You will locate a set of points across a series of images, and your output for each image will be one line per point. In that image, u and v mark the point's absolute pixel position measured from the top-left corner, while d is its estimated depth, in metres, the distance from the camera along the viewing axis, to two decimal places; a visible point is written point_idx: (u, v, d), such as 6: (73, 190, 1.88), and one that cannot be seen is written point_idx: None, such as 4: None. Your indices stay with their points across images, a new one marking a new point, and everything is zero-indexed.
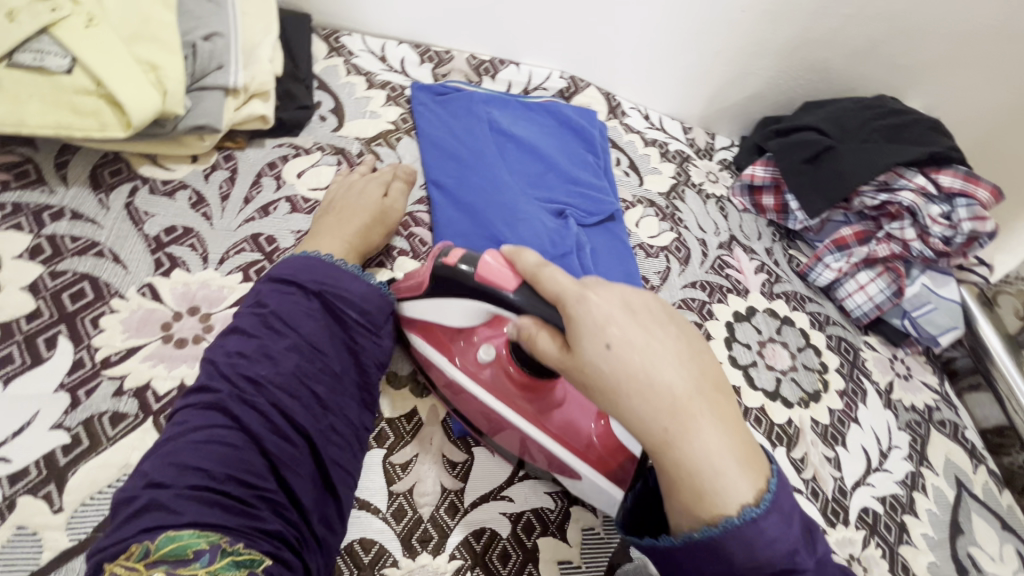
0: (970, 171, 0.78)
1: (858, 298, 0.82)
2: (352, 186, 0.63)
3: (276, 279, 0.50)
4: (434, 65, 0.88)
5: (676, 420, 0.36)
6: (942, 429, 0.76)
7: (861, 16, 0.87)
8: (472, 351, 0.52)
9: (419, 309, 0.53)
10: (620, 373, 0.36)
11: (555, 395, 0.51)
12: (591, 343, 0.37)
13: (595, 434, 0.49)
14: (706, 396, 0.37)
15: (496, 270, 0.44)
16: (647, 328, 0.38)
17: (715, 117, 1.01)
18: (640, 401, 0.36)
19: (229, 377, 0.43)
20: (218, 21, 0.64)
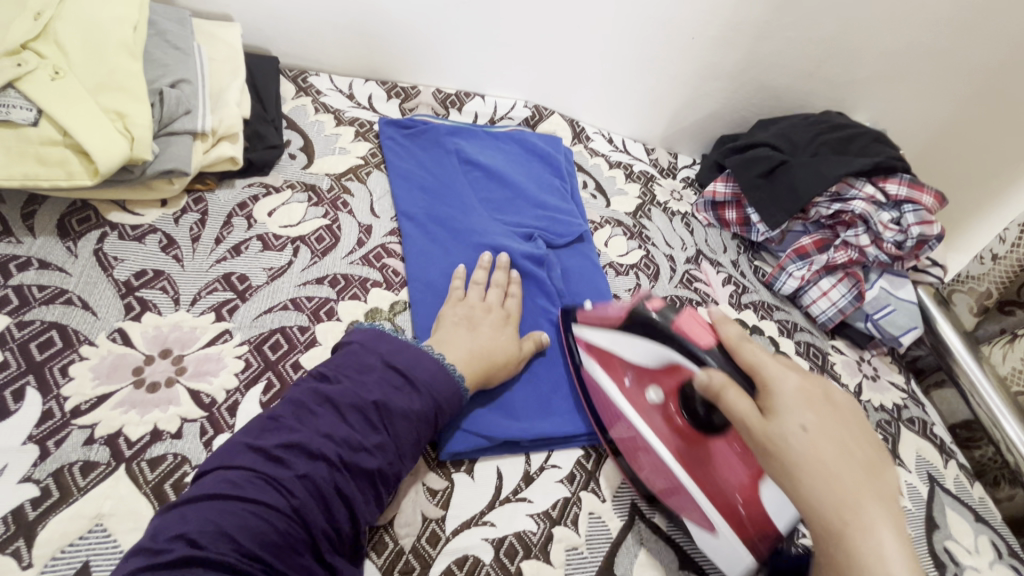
0: (913, 179, 0.83)
1: (821, 304, 0.85)
2: (490, 316, 0.62)
3: (394, 366, 0.51)
4: (401, 100, 0.91)
5: (859, 518, 0.38)
6: (912, 426, 0.79)
7: (802, 40, 0.92)
8: (640, 390, 0.58)
9: (602, 338, 0.60)
10: (804, 457, 0.40)
11: (711, 451, 0.54)
12: (789, 418, 0.42)
13: (739, 497, 0.51)
14: (892, 507, 0.39)
15: (694, 327, 0.54)
16: (835, 429, 0.41)
17: (675, 137, 1.06)
18: (824, 482, 0.39)
19: (311, 453, 0.44)
20: (185, 69, 0.65)
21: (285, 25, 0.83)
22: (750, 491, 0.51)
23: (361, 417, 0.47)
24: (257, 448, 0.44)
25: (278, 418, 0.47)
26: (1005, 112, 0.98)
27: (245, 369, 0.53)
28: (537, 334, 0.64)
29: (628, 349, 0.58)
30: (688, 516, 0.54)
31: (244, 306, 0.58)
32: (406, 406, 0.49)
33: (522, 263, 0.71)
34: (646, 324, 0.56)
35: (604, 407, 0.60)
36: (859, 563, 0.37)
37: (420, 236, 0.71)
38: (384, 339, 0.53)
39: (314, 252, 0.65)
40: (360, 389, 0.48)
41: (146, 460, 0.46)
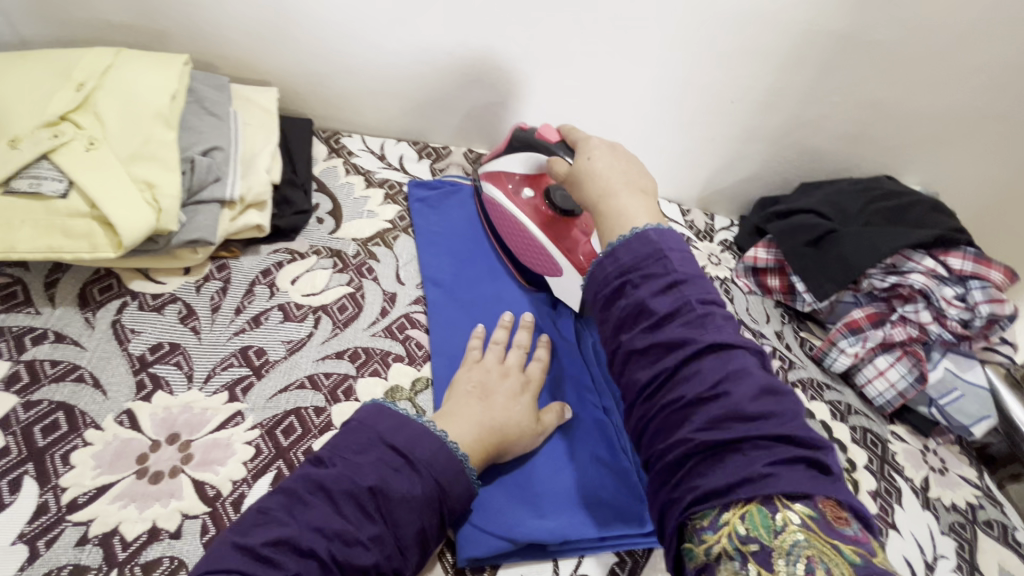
0: (979, 253, 0.77)
1: (878, 384, 0.78)
2: (508, 384, 0.58)
3: (391, 445, 0.45)
4: (432, 160, 0.90)
5: (608, 190, 0.53)
6: (990, 531, 0.70)
7: (850, 103, 0.87)
8: (519, 190, 0.73)
9: (493, 164, 0.75)
10: (586, 168, 0.56)
11: (568, 232, 0.71)
12: (582, 157, 0.58)
13: (584, 257, 0.68)
14: (645, 188, 0.54)
15: (550, 130, 0.67)
16: (616, 153, 0.56)
17: (713, 198, 1.02)
18: (597, 180, 0.55)
19: (301, 551, 0.39)
20: (218, 135, 0.65)
21: (321, 88, 0.84)
22: (591, 249, 0.68)
23: (357, 506, 0.42)
24: (244, 547, 0.39)
25: (268, 511, 0.41)
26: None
27: (254, 456, 0.50)
28: (558, 406, 0.59)
29: (513, 164, 0.72)
30: (545, 270, 0.70)
31: (259, 384, 0.55)
32: (404, 492, 0.43)
33: (557, 339, 0.68)
34: (520, 140, 0.69)
35: (494, 209, 0.74)
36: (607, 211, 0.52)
37: (445, 303, 0.68)
38: (385, 415, 0.48)
39: (336, 323, 0.62)
40: (354, 473, 0.43)
41: (140, 564, 0.42)
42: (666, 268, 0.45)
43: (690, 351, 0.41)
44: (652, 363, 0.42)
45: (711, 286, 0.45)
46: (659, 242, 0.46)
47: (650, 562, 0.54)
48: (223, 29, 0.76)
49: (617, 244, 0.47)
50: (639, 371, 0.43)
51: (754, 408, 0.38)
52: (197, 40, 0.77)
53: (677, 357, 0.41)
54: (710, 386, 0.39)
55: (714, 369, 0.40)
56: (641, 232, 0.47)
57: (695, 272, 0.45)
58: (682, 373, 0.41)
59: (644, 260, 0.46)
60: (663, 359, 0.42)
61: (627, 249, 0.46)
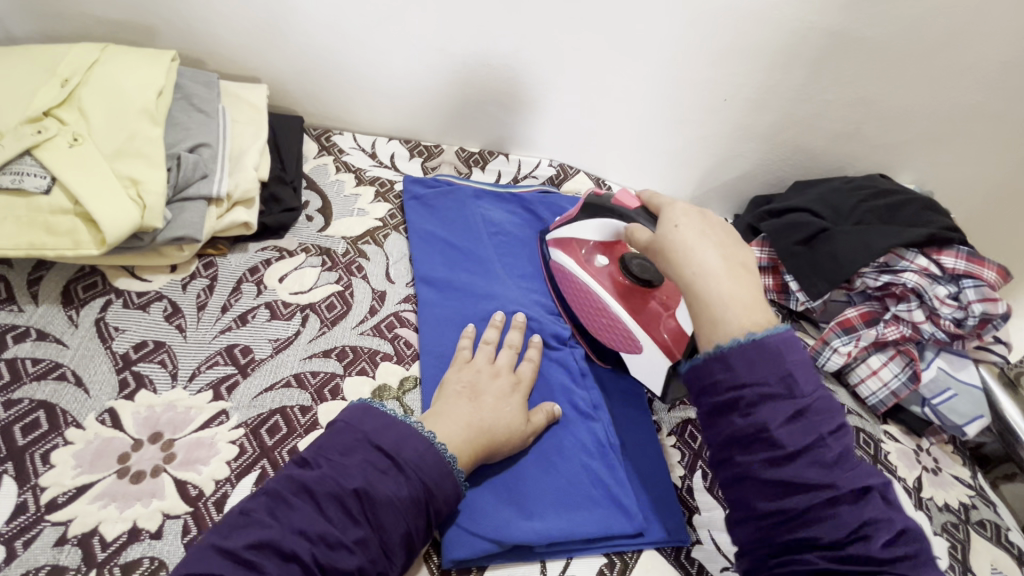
0: (972, 252, 0.76)
1: (871, 384, 0.77)
2: (497, 384, 0.57)
3: (378, 446, 0.45)
4: (423, 158, 0.90)
5: (700, 269, 0.47)
6: (983, 531, 0.69)
7: (843, 101, 0.87)
8: (592, 258, 0.69)
9: (564, 230, 0.70)
10: (677, 244, 0.49)
11: (648, 303, 0.65)
12: (669, 226, 0.51)
13: (668, 335, 0.62)
14: (738, 266, 0.47)
15: (628, 196, 0.63)
16: (709, 228, 0.49)
17: (707, 197, 1.02)
18: (689, 257, 0.48)
19: (284, 554, 0.39)
20: (206, 132, 0.65)
21: (312, 86, 0.84)
22: (674, 326, 0.62)
23: (341, 508, 0.41)
24: (225, 550, 0.39)
25: (249, 513, 0.41)
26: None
27: (238, 456, 0.49)
28: (548, 406, 0.59)
29: (585, 231, 0.68)
30: (625, 346, 0.65)
31: (244, 382, 0.54)
32: (390, 494, 0.43)
33: (550, 341, 0.67)
34: (597, 208, 0.66)
35: (565, 280, 0.70)
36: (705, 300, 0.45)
37: (435, 301, 0.67)
38: (372, 415, 0.47)
39: (324, 322, 0.62)
40: (339, 475, 0.43)
41: (120, 564, 0.42)
42: (791, 391, 0.40)
43: (828, 495, 0.38)
44: (778, 497, 0.39)
45: (837, 406, 0.41)
46: (782, 354, 0.41)
47: (640, 563, 0.53)
48: (212, 26, 0.76)
49: (726, 348, 0.42)
50: (756, 497, 0.40)
51: (884, 553, 0.37)
52: (187, 37, 0.77)
53: (810, 497, 0.38)
54: (848, 531, 0.37)
55: (852, 515, 0.38)
56: (759, 338, 0.41)
57: (823, 392, 0.41)
58: (814, 513, 0.38)
59: (760, 376, 0.41)
60: (789, 495, 0.39)
61: (741, 355, 0.41)
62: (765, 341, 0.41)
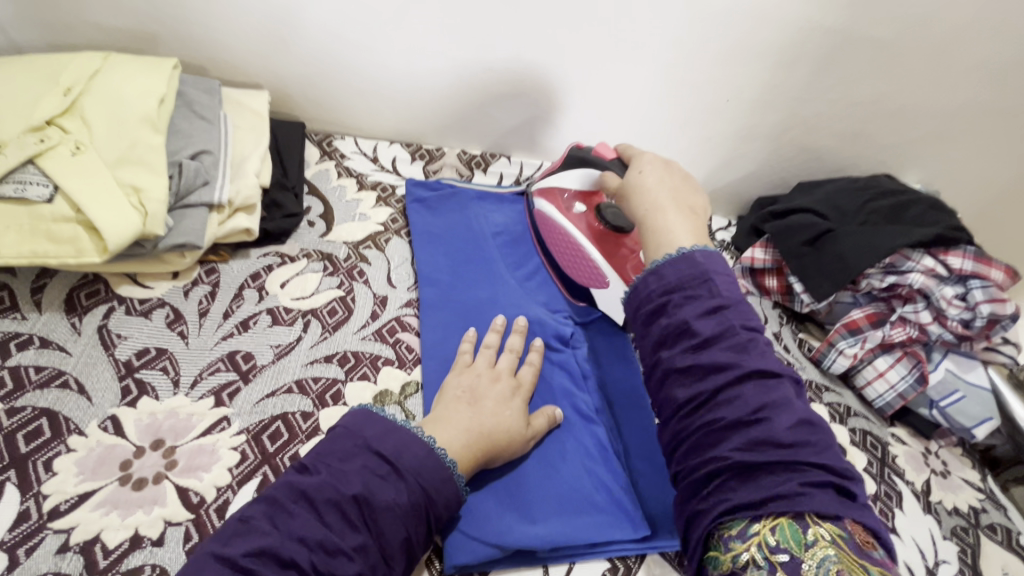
0: (980, 252, 0.75)
1: (878, 387, 0.77)
2: (499, 388, 0.57)
3: (377, 452, 0.45)
4: (425, 162, 0.89)
5: (654, 205, 0.54)
6: (993, 535, 0.68)
7: (846, 101, 0.87)
8: (571, 205, 0.71)
9: (547, 180, 0.74)
10: (637, 185, 0.57)
11: (622, 244, 0.68)
12: (634, 170, 0.59)
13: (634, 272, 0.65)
14: (688, 206, 0.55)
15: (606, 148, 0.68)
16: (666, 174, 0.57)
17: (710, 198, 1.02)
18: (645, 194, 0.55)
19: (282, 562, 0.38)
20: (207, 139, 0.65)
21: (313, 91, 0.84)
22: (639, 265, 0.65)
23: (341, 515, 0.41)
24: (224, 557, 0.38)
25: (249, 520, 0.40)
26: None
27: (240, 462, 0.49)
28: (550, 411, 0.58)
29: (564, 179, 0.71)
30: (593, 282, 0.69)
31: (246, 389, 0.54)
32: (389, 500, 0.43)
33: (552, 344, 0.66)
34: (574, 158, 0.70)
35: (546, 224, 0.74)
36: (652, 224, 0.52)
37: (437, 305, 0.67)
38: (372, 421, 0.47)
39: (325, 327, 0.62)
40: (339, 481, 0.43)
41: (121, 572, 0.42)
42: (711, 292, 0.45)
43: (734, 374, 0.41)
44: (693, 383, 0.43)
45: (752, 312, 0.46)
46: (705, 264, 0.46)
47: (642, 568, 0.53)
48: (215, 34, 0.76)
49: (660, 262, 0.47)
50: (676, 389, 0.43)
51: (788, 435, 0.39)
52: (188, 44, 0.77)
53: (720, 379, 0.42)
54: (751, 410, 0.40)
55: (755, 396, 0.41)
56: (687, 251, 0.47)
57: (740, 296, 0.46)
58: (722, 395, 0.41)
59: (686, 280, 0.46)
60: (702, 380, 0.42)
61: (672, 266, 0.47)
62: (693, 255, 0.47)
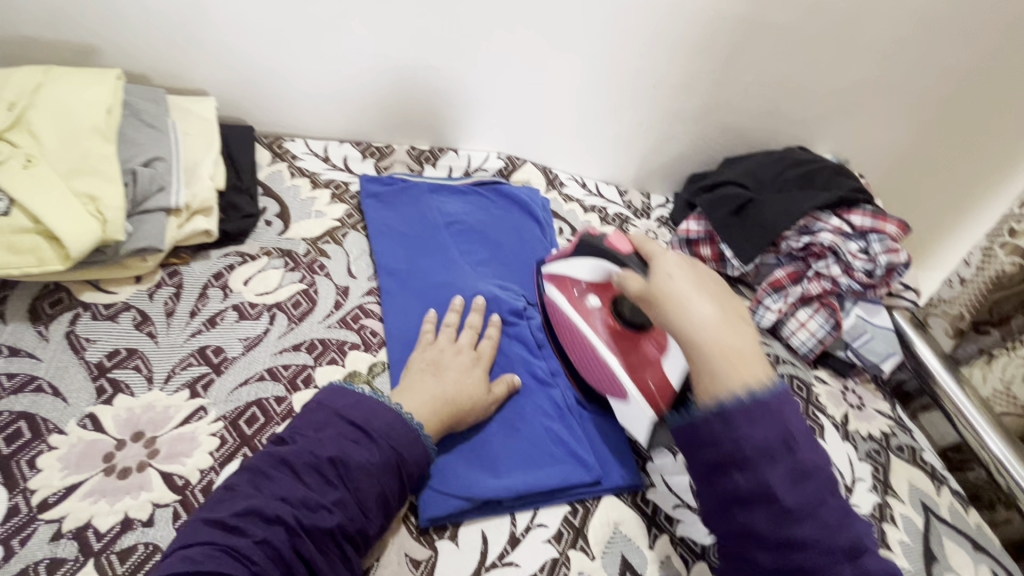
0: (877, 210, 0.86)
1: (801, 335, 0.86)
2: (460, 359, 0.62)
3: (349, 420, 0.50)
4: (376, 159, 0.93)
5: (705, 330, 0.49)
6: (901, 454, 0.78)
7: (757, 82, 0.96)
8: (584, 298, 0.68)
9: (558, 266, 0.70)
10: (669, 294, 0.52)
11: (641, 350, 0.63)
12: (659, 273, 0.54)
13: (653, 384, 0.60)
14: (736, 320, 0.51)
15: (618, 241, 0.63)
16: (701, 279, 0.53)
17: (648, 178, 1.09)
18: (683, 309, 0.51)
19: (268, 518, 0.43)
20: (158, 146, 0.67)
21: (260, 97, 0.86)
22: (659, 373, 0.60)
23: (319, 475, 0.46)
24: (213, 520, 0.43)
25: (234, 487, 0.45)
26: (995, 105, 1.00)
27: (220, 446, 0.52)
28: (509, 377, 0.64)
29: (579, 270, 0.67)
30: (608, 390, 0.64)
31: (219, 380, 0.57)
32: (363, 459, 0.48)
33: (508, 318, 0.72)
34: (590, 247, 0.65)
35: (556, 315, 0.70)
36: (709, 358, 0.48)
37: (398, 292, 0.72)
38: (343, 394, 0.52)
39: (291, 318, 0.65)
40: (315, 447, 0.48)
41: (116, 552, 0.45)
42: (792, 452, 0.45)
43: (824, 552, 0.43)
44: (776, 553, 0.44)
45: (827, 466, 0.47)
46: (780, 411, 0.46)
47: (599, 507, 0.59)
48: (156, 43, 0.77)
49: (729, 407, 0.46)
50: (757, 552, 0.45)
51: None
52: (128, 55, 0.78)
53: (810, 554, 0.43)
54: None
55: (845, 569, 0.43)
56: (759, 397, 0.46)
57: (821, 461, 0.46)
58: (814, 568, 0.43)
59: (761, 434, 0.45)
60: (789, 553, 0.44)
61: (742, 413, 0.46)
62: (766, 399, 0.46)
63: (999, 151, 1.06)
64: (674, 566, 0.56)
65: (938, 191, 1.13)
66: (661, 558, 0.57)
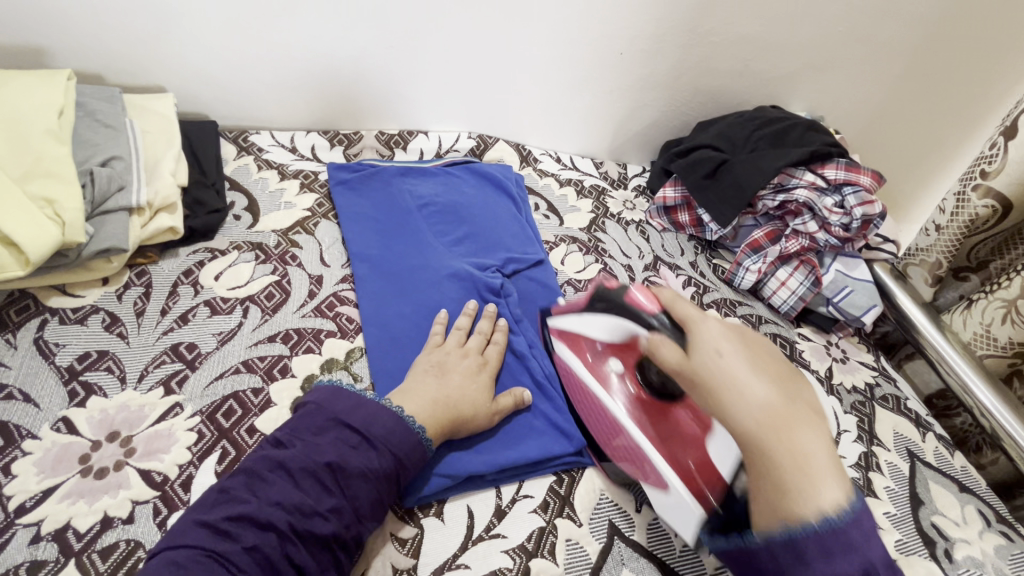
0: (850, 162, 0.85)
1: (782, 294, 0.86)
2: (463, 363, 0.61)
3: (348, 424, 0.50)
4: (345, 146, 0.91)
5: (774, 426, 0.44)
6: (886, 404, 0.79)
7: (725, 42, 0.95)
8: (603, 360, 0.63)
9: (570, 321, 0.67)
10: (723, 379, 0.48)
11: (671, 420, 0.57)
12: (708, 350, 0.50)
13: (695, 463, 0.54)
14: (801, 408, 0.46)
15: (643, 300, 0.61)
16: (755, 359, 0.49)
17: (623, 148, 1.08)
18: (742, 399, 0.46)
19: (260, 524, 0.44)
20: (116, 145, 0.65)
21: (222, 91, 0.85)
22: (702, 454, 0.54)
23: (315, 481, 0.47)
24: (205, 523, 0.44)
25: (229, 491, 0.46)
26: (970, 49, 0.99)
27: (198, 441, 0.52)
28: (516, 391, 0.62)
29: (592, 327, 0.64)
30: (643, 476, 0.56)
31: (193, 375, 0.57)
32: (360, 466, 0.48)
33: (486, 295, 0.71)
34: (608, 304, 0.63)
35: (571, 379, 0.65)
36: (779, 465, 0.44)
37: (373, 278, 0.71)
38: (342, 397, 0.53)
39: (264, 310, 0.65)
40: (313, 452, 0.48)
41: (97, 550, 0.45)
42: None
43: None
44: None
45: None
46: None
47: (584, 475, 0.59)
48: (106, 41, 0.76)
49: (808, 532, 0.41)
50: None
51: None
52: (80, 55, 0.76)
53: None
54: None
55: None
56: (835, 525, 0.41)
57: None
58: None
59: (837, 568, 0.41)
60: None
61: (815, 543, 0.41)
62: (844, 526, 0.41)
63: (977, 95, 1.05)
64: (662, 527, 0.57)
65: (915, 142, 1.13)
66: (648, 520, 0.57)
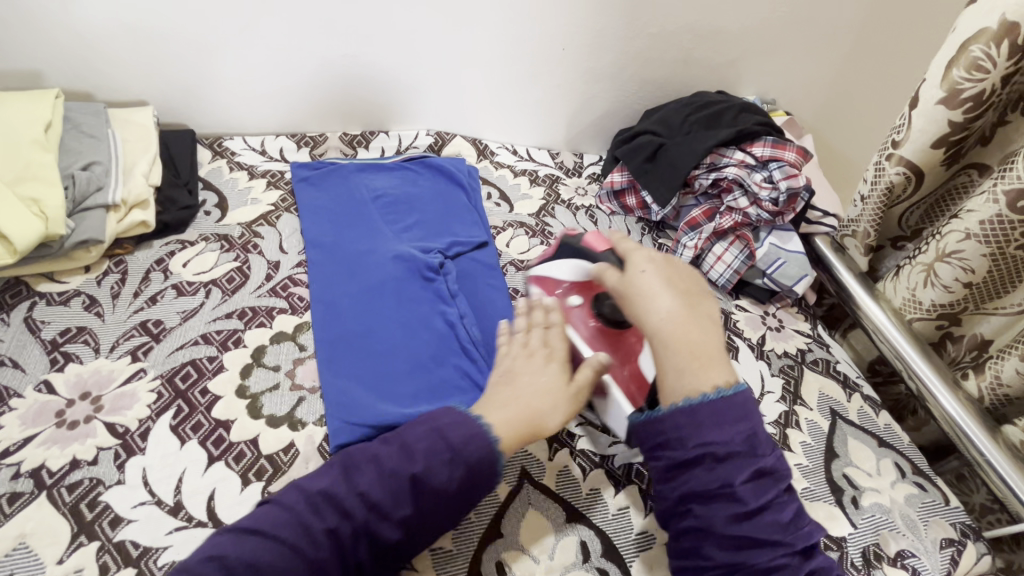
0: (777, 140, 0.90)
1: (718, 268, 0.90)
2: (533, 361, 0.60)
3: (444, 438, 0.52)
4: (310, 148, 1.00)
5: (671, 322, 0.56)
6: (816, 368, 0.83)
7: (663, 33, 1.00)
8: (566, 297, 0.69)
9: (543, 268, 0.73)
10: (641, 289, 0.58)
11: (619, 343, 0.64)
12: (636, 270, 0.60)
13: (630, 378, 0.62)
14: (697, 313, 0.58)
15: (597, 241, 0.68)
16: (669, 275, 0.59)
17: (578, 139, 1.14)
18: (651, 303, 0.57)
19: (342, 509, 0.48)
20: (97, 152, 0.75)
21: (197, 103, 0.94)
22: (636, 369, 0.62)
23: (397, 487, 0.49)
24: (306, 492, 0.49)
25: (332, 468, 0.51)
26: (914, 31, 1.02)
27: (157, 400, 0.61)
28: (595, 360, 0.59)
29: (560, 269, 0.70)
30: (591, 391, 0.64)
31: (158, 346, 0.66)
32: (440, 485, 0.49)
33: (425, 273, 0.78)
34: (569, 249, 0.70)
35: None
36: (675, 350, 0.55)
37: (325, 262, 0.79)
38: (450, 412, 0.55)
39: (225, 292, 0.73)
40: (408, 458, 0.50)
41: (65, 485, 0.54)
42: None
43: None
44: None
45: None
46: None
47: None
48: (91, 61, 0.86)
49: (696, 403, 0.52)
50: (711, 546, 0.49)
51: None
52: (70, 75, 0.86)
53: None
54: None
55: None
56: (724, 396, 0.52)
57: None
58: None
59: (729, 435, 0.51)
60: None
61: (708, 413, 0.52)
62: (732, 397, 0.53)
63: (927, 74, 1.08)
64: (571, 474, 0.63)
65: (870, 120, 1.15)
66: (559, 468, 0.63)
